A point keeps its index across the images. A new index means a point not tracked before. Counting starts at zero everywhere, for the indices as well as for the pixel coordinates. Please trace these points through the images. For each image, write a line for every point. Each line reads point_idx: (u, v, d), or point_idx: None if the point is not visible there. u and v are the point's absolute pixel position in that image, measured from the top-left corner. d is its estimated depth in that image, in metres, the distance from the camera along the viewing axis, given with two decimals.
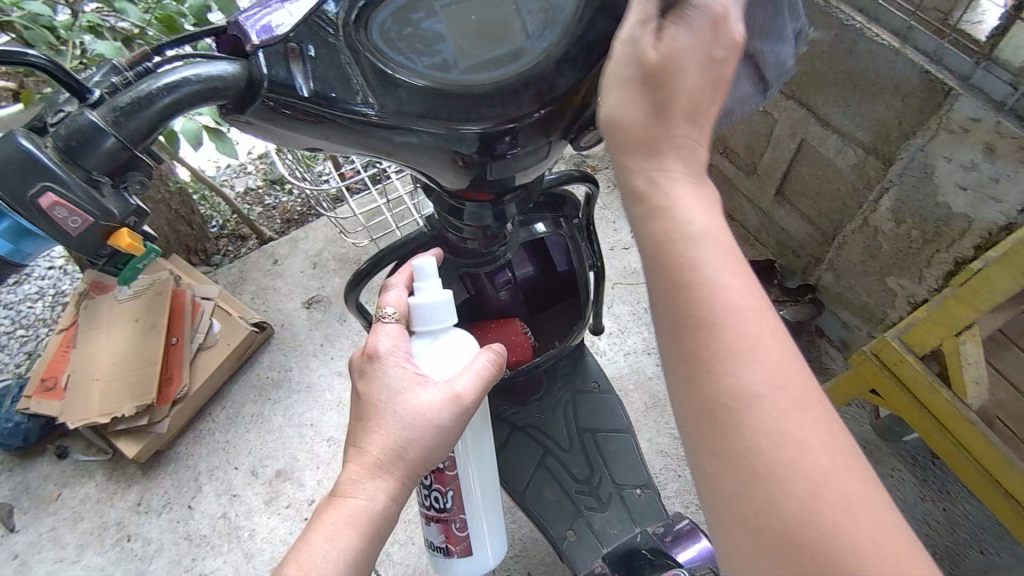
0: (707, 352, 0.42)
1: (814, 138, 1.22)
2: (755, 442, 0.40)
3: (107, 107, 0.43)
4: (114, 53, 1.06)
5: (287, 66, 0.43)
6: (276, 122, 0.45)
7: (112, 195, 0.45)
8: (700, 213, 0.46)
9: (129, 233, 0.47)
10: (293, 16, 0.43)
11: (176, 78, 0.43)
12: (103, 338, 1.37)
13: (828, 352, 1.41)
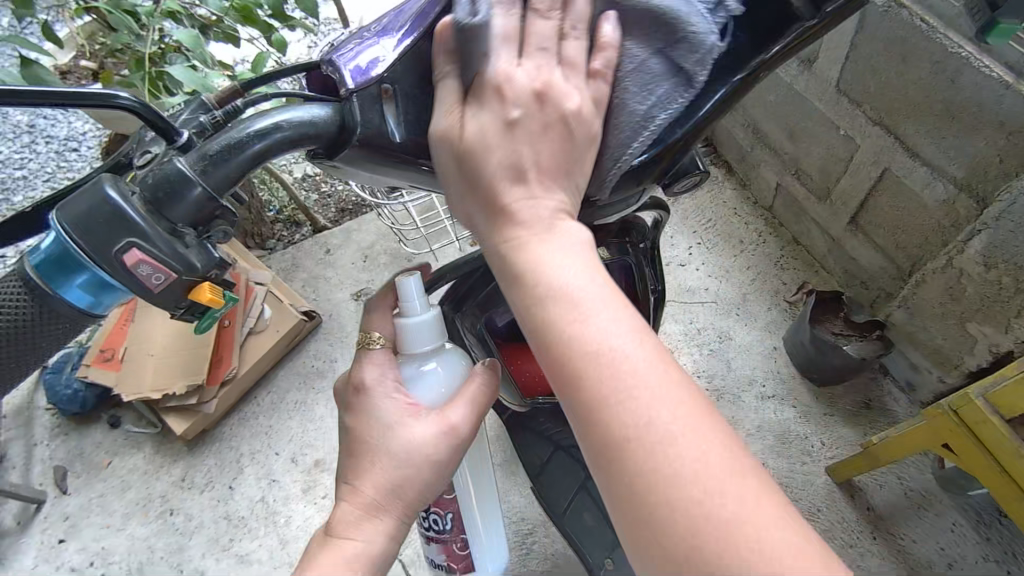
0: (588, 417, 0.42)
1: (899, 169, 1.15)
2: (650, 479, 0.40)
3: (198, 154, 0.46)
4: (194, 41, 1.07)
5: (382, 111, 0.47)
6: (370, 164, 0.49)
7: (195, 247, 0.46)
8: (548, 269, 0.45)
9: (210, 287, 0.47)
10: (388, 58, 0.47)
11: (267, 125, 0.46)
12: (161, 315, 1.41)
13: (890, 393, 1.35)
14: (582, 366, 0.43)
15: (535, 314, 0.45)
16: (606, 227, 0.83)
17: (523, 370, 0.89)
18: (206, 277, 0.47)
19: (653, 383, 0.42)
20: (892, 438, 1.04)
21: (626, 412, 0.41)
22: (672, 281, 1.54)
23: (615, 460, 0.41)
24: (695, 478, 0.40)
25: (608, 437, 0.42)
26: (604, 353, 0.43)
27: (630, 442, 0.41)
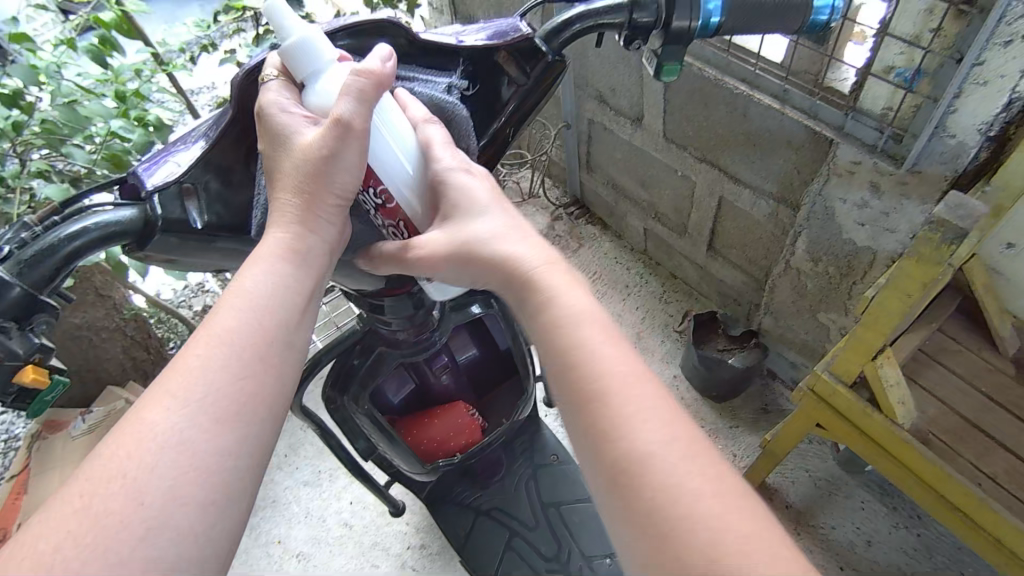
0: (603, 416, 0.46)
1: (729, 195, 1.31)
2: (653, 495, 0.43)
3: (12, 261, 0.47)
4: (62, 195, 1.11)
5: (183, 206, 0.52)
6: (189, 249, 0.54)
7: (18, 337, 0.46)
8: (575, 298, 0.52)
9: (34, 368, 0.47)
10: (181, 164, 0.52)
11: (77, 228, 0.48)
12: (56, 478, 1.33)
13: (784, 394, 1.46)
14: (569, 346, 0.49)
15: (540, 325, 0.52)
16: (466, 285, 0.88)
17: (421, 439, 0.92)
18: (29, 363, 0.47)
19: (636, 378, 0.47)
20: (779, 432, 1.13)
21: (615, 415, 0.45)
22: None
23: (594, 409, 0.46)
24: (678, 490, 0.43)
25: (596, 438, 0.46)
26: (617, 370, 0.47)
27: (617, 441, 0.45)
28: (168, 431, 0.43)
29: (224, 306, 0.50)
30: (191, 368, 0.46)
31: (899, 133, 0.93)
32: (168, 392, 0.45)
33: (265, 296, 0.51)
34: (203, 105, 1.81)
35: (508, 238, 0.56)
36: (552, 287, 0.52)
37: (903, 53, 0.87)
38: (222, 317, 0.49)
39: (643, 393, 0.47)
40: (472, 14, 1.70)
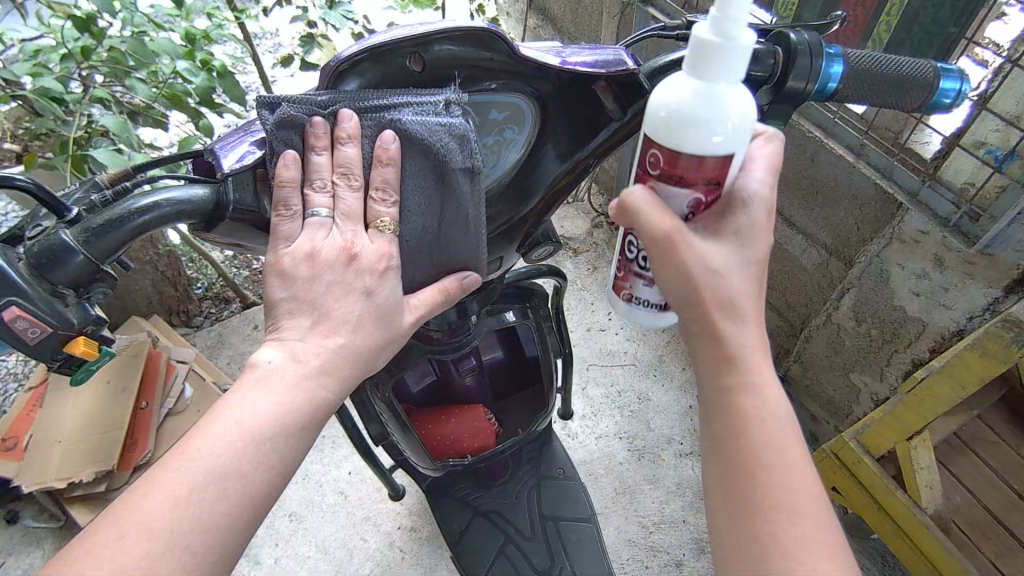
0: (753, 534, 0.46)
1: (781, 237, 1.27)
2: None
3: (80, 226, 0.45)
4: (119, 127, 1.11)
5: (256, 193, 0.51)
6: (245, 230, 0.52)
7: (75, 305, 0.46)
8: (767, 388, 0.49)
9: (85, 340, 0.47)
10: (261, 149, 0.50)
11: (148, 202, 0.47)
12: (71, 399, 1.35)
13: None
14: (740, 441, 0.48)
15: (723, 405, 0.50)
16: (504, 292, 0.88)
17: (435, 434, 0.91)
18: (81, 333, 0.46)
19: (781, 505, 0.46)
20: None
21: (774, 510, 0.46)
22: (594, 345, 1.61)
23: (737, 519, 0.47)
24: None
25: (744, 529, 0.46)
26: (786, 461, 0.47)
27: (768, 538, 0.45)
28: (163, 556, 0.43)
29: (236, 415, 0.49)
30: (204, 485, 0.46)
31: (977, 212, 0.89)
32: (172, 507, 0.45)
33: (288, 413, 0.50)
34: (266, 56, 1.82)
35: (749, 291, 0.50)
36: (749, 361, 0.50)
37: (999, 131, 0.84)
38: (239, 429, 0.48)
39: (804, 493, 0.46)
40: (547, 6, 1.66)
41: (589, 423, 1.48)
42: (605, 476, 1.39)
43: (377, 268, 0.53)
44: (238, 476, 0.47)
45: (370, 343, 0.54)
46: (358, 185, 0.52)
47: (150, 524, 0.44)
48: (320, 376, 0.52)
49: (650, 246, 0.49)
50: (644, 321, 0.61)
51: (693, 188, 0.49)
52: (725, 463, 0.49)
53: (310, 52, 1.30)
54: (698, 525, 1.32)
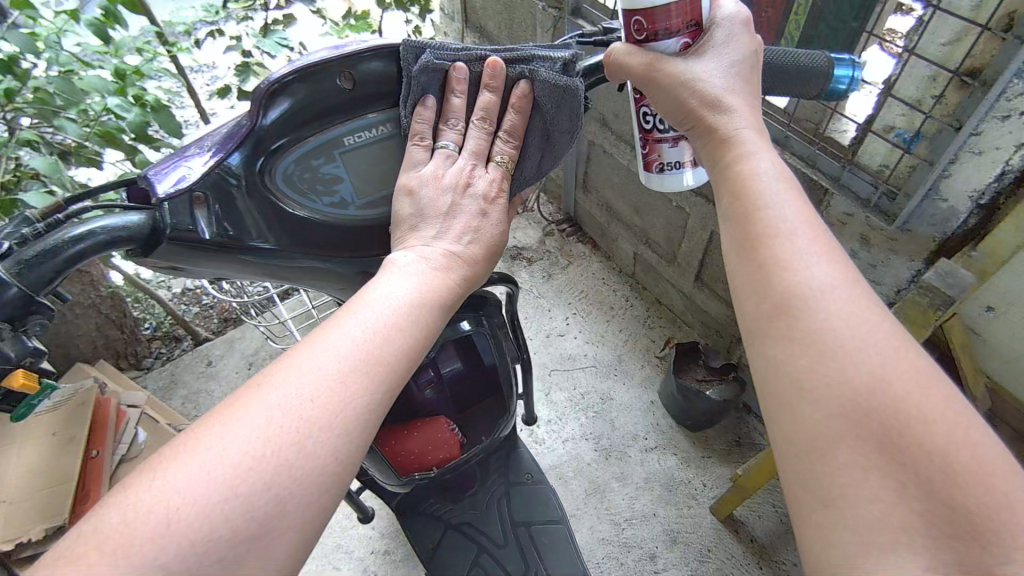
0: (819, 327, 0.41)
1: None
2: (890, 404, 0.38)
3: (11, 259, 0.43)
4: (50, 167, 1.08)
5: (192, 214, 0.49)
6: (183, 257, 0.51)
7: (10, 338, 0.42)
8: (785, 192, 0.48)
9: (24, 372, 0.42)
10: (198, 171, 0.50)
11: (82, 230, 0.45)
12: (13, 455, 1.28)
13: (757, 429, 1.48)
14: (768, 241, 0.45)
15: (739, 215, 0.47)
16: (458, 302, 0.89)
17: (399, 450, 0.91)
18: (18, 366, 0.43)
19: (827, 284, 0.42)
20: (750, 469, 1.17)
21: (784, 254, 0.43)
22: (554, 351, 1.64)
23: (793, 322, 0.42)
24: (840, 329, 0.40)
25: (759, 277, 0.44)
26: (796, 217, 0.45)
27: (780, 279, 0.43)
28: (338, 387, 0.43)
29: (384, 289, 0.50)
30: (364, 341, 0.45)
31: (894, 191, 0.95)
32: (334, 363, 0.44)
33: (429, 293, 0.51)
34: (203, 89, 1.80)
35: (738, 91, 0.52)
36: (747, 139, 0.50)
37: (905, 115, 0.90)
38: (387, 302, 0.48)
39: (818, 236, 0.45)
40: (482, 25, 1.70)
41: (555, 427, 1.50)
42: (575, 479, 1.41)
43: (488, 194, 0.58)
44: (394, 348, 0.47)
45: (484, 255, 0.57)
46: (490, 129, 0.58)
47: (320, 375, 0.43)
48: (448, 270, 0.54)
49: (639, 81, 0.54)
50: (687, 181, 0.60)
51: (676, 34, 0.52)
52: (734, 233, 0.47)
53: (247, 82, 1.29)
54: (668, 517, 1.34)
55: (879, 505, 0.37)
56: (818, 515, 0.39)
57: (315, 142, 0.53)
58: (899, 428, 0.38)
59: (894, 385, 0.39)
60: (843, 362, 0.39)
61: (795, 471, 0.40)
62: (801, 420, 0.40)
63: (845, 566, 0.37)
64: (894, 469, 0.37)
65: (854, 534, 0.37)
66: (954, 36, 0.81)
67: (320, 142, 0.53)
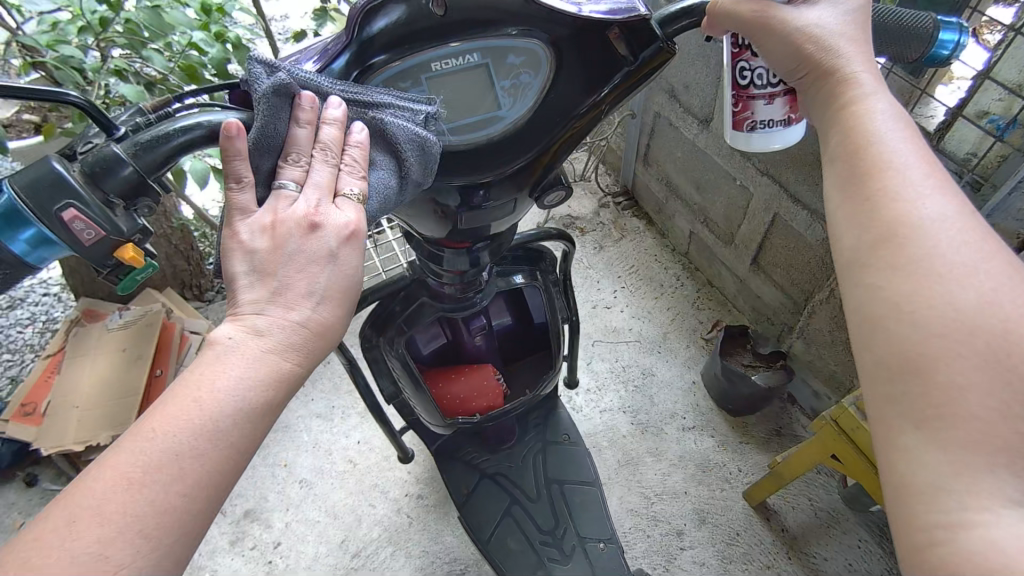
0: (920, 256, 0.40)
1: (786, 214, 1.30)
2: (1002, 330, 0.37)
3: (129, 141, 0.47)
4: (137, 96, 1.13)
5: None
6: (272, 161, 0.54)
7: (124, 215, 0.47)
8: (900, 130, 0.46)
9: (133, 248, 0.49)
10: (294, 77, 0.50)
11: (191, 122, 0.48)
12: (88, 365, 1.38)
13: (799, 420, 1.46)
14: (874, 179, 0.44)
15: (849, 161, 0.46)
16: (516, 254, 0.90)
17: (446, 393, 0.93)
18: (129, 240, 0.48)
19: (938, 219, 0.41)
20: (792, 454, 1.15)
21: (895, 186, 0.43)
22: (599, 321, 1.64)
23: (888, 252, 0.41)
24: (946, 256, 0.40)
25: (863, 211, 0.44)
26: (912, 152, 0.45)
27: (886, 211, 0.43)
28: (132, 521, 0.42)
29: (203, 388, 0.47)
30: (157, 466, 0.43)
31: (979, 181, 0.90)
32: (116, 498, 0.42)
33: (251, 386, 0.48)
34: (278, 36, 1.84)
35: (855, 37, 0.51)
36: (865, 83, 0.49)
37: (1002, 100, 0.86)
38: (190, 414, 0.45)
39: (931, 170, 0.44)
40: None
41: (594, 395, 1.51)
42: (609, 449, 1.42)
43: (341, 236, 0.51)
44: (185, 472, 0.44)
45: (339, 315, 0.53)
46: (334, 160, 0.52)
47: (97, 518, 0.41)
48: (287, 351, 0.50)
49: (750, 32, 0.51)
50: (774, 144, 0.57)
51: None
52: (839, 170, 0.47)
53: (323, 26, 1.32)
54: (699, 496, 1.35)
55: (979, 425, 0.36)
56: (909, 437, 0.38)
57: (406, 63, 0.51)
58: (1009, 347, 0.37)
59: (1009, 314, 0.38)
60: (947, 285, 0.39)
61: (885, 393, 0.40)
62: (895, 342, 0.40)
63: (935, 486, 0.37)
64: (1000, 388, 0.36)
65: (947, 457, 0.37)
66: None
67: (414, 63, 0.51)
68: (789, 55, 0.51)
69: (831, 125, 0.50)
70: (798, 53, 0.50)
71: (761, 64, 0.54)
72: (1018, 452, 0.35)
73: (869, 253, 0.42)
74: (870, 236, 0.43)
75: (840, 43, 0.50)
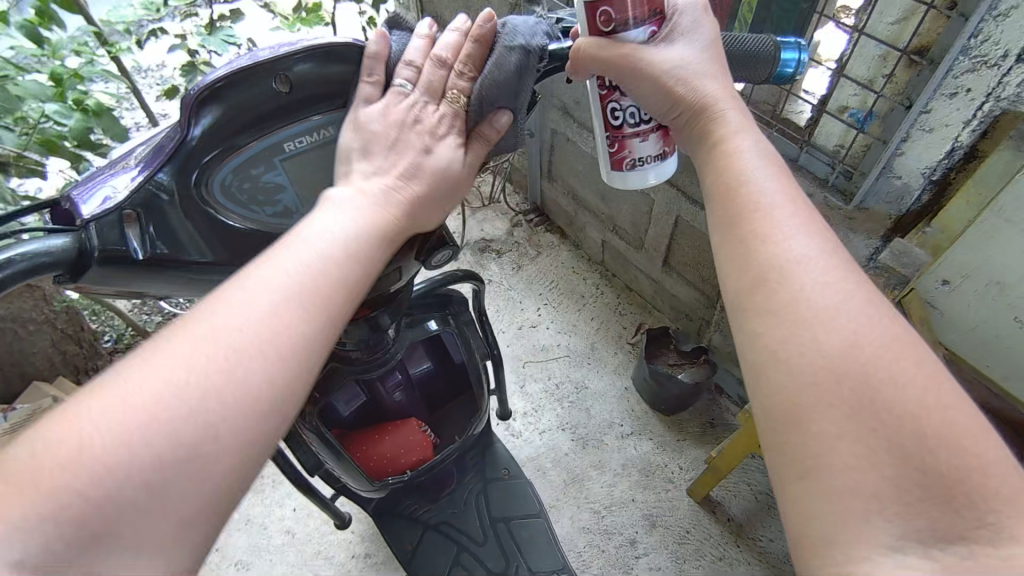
0: (794, 298, 0.41)
1: (687, 215, 1.34)
2: (868, 371, 0.38)
3: None
4: None
5: (122, 231, 0.48)
6: (113, 278, 0.50)
7: None
8: (769, 167, 0.48)
9: None
10: (122, 189, 0.48)
11: (0, 258, 0.43)
12: None
13: (729, 410, 1.51)
14: (748, 220, 0.45)
15: (725, 200, 0.47)
16: (424, 301, 0.87)
17: (372, 455, 0.89)
18: None
19: (811, 257, 0.42)
20: (725, 449, 1.18)
21: (765, 228, 0.44)
22: (526, 342, 1.63)
23: (767, 296, 0.42)
24: (816, 297, 0.41)
25: (739, 253, 0.45)
26: (778, 190, 0.46)
27: (760, 252, 0.43)
28: (261, 333, 0.41)
29: (317, 225, 0.47)
30: (286, 284, 0.43)
31: (850, 170, 0.96)
32: (243, 312, 0.41)
33: (363, 237, 0.48)
34: (153, 89, 1.74)
35: (714, 72, 0.52)
36: (731, 120, 0.51)
37: (858, 94, 0.92)
38: (318, 240, 0.46)
39: (798, 207, 0.45)
40: (439, 15, 1.66)
41: (531, 418, 1.50)
42: (553, 469, 1.41)
43: (436, 131, 0.53)
44: (315, 289, 0.44)
45: (428, 191, 0.52)
46: (447, 63, 0.54)
47: (226, 322, 0.40)
48: (389, 203, 0.50)
49: (620, 75, 0.51)
50: (650, 179, 0.58)
51: (644, 23, 0.50)
52: (716, 209, 0.48)
53: (195, 81, 1.25)
54: (646, 502, 1.36)
55: (855, 472, 0.37)
56: (796, 487, 0.39)
57: (257, 146, 0.50)
58: (872, 393, 0.38)
59: (872, 354, 0.39)
60: (816, 331, 0.40)
61: (774, 442, 0.41)
62: (775, 391, 0.40)
63: (823, 536, 0.38)
64: (867, 435, 0.37)
65: (829, 503, 0.38)
66: (903, 14, 0.81)
67: (263, 147, 0.51)
68: (660, 95, 0.51)
69: (711, 163, 0.50)
70: (668, 95, 0.51)
71: (631, 103, 0.54)
72: (888, 495, 0.37)
73: (746, 296, 0.43)
74: (745, 278, 0.44)
75: (705, 81, 0.52)
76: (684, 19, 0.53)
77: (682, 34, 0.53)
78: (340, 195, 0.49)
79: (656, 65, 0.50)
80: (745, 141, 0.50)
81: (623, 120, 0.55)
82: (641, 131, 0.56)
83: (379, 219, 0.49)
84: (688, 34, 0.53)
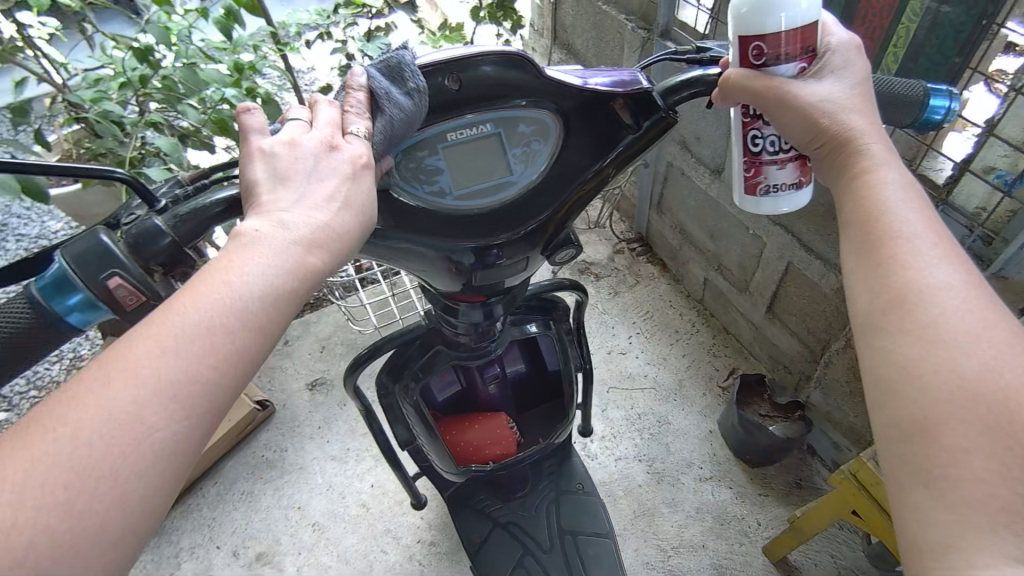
0: (927, 323, 0.42)
1: (799, 262, 1.30)
2: (1003, 393, 0.39)
3: (171, 215, 0.51)
4: (171, 147, 1.19)
5: None
6: None
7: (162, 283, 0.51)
8: (913, 205, 0.48)
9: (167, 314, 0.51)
10: None
11: (227, 195, 0.52)
12: None
13: (820, 472, 1.43)
14: (885, 250, 0.46)
15: (862, 231, 0.48)
16: (528, 305, 0.92)
17: (459, 440, 0.94)
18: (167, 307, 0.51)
19: (948, 289, 0.43)
20: (810, 510, 1.12)
21: (904, 255, 0.45)
22: (614, 367, 1.64)
23: (901, 321, 0.43)
24: (951, 323, 0.42)
25: (873, 276, 0.46)
26: (919, 221, 0.47)
27: (897, 277, 0.44)
28: (140, 416, 0.39)
29: (225, 281, 0.44)
30: (179, 363, 0.41)
31: (989, 235, 0.91)
32: (122, 396, 0.39)
33: (271, 295, 0.45)
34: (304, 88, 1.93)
35: (861, 107, 0.53)
36: (876, 154, 0.52)
37: (1007, 156, 0.87)
38: (219, 294, 0.43)
39: (940, 240, 0.46)
40: (572, 42, 1.73)
41: (609, 442, 1.50)
42: (624, 498, 1.40)
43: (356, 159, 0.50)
44: (208, 354, 0.42)
45: (360, 226, 0.50)
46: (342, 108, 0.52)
47: (103, 403, 0.39)
48: (310, 247, 0.47)
49: (768, 105, 0.52)
50: (783, 209, 0.59)
51: (795, 59, 0.52)
52: (854, 235, 0.49)
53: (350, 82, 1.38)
54: (718, 550, 1.31)
55: (983, 486, 0.37)
56: (917, 496, 0.39)
57: None
58: (1009, 415, 0.39)
59: (1009, 380, 0.40)
60: (953, 353, 0.41)
61: (895, 452, 0.41)
62: (902, 402, 0.41)
63: (943, 542, 0.38)
64: (1000, 452, 0.38)
65: (953, 514, 0.38)
66: None
67: None
68: (802, 129, 0.53)
69: (851, 196, 0.51)
70: (815, 126, 0.52)
71: (773, 132, 0.56)
72: (1019, 511, 0.37)
73: (877, 318, 0.44)
74: (875, 304, 0.45)
75: (848, 115, 0.52)
76: (835, 57, 0.54)
77: (833, 70, 0.53)
78: (249, 235, 0.46)
79: (803, 101, 0.52)
80: (888, 175, 0.50)
81: (761, 147, 0.57)
82: (780, 158, 0.57)
83: (279, 269, 0.45)
84: (839, 70, 0.54)
